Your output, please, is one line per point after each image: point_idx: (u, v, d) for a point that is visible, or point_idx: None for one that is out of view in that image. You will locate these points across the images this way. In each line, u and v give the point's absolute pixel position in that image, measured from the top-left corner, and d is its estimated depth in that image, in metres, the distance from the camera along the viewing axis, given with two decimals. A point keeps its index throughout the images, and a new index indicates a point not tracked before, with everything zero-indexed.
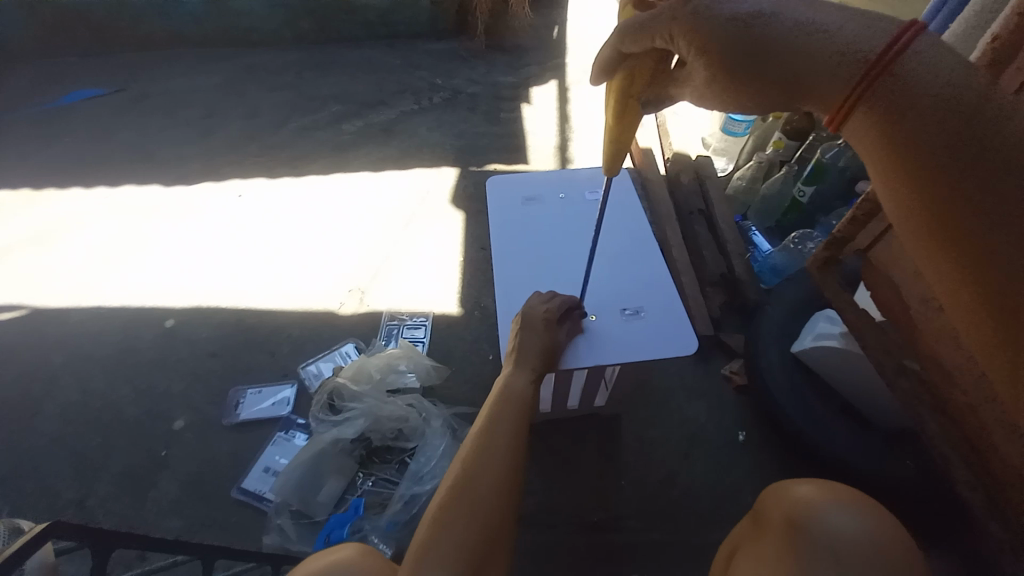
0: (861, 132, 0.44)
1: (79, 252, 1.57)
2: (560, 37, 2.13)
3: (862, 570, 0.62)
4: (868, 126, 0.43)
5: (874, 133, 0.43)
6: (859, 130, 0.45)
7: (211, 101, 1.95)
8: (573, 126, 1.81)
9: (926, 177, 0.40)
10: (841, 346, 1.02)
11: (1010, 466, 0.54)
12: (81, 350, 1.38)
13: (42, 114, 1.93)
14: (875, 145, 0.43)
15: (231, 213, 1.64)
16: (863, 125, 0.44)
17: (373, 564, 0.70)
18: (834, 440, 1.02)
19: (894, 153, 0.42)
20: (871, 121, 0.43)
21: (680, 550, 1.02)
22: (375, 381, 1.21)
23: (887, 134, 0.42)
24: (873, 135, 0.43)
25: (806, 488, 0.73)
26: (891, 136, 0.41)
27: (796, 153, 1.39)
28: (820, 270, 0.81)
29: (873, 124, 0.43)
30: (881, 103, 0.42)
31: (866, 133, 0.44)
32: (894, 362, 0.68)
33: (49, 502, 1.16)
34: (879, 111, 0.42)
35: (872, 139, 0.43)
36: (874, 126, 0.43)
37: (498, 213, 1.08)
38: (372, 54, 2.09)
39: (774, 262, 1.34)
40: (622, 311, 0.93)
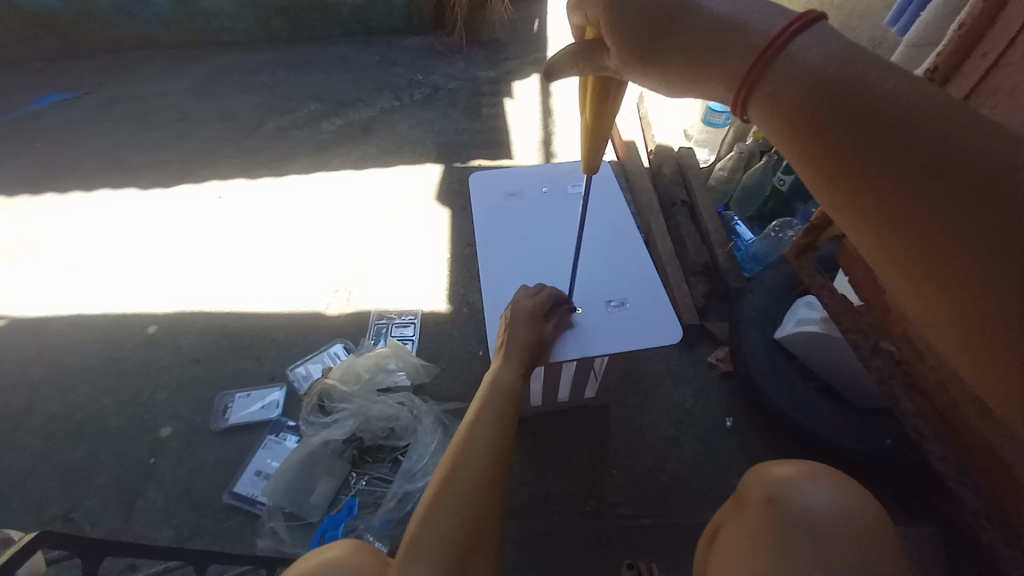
0: (764, 120, 0.40)
1: (55, 261, 1.54)
2: (539, 32, 2.13)
3: (836, 546, 0.65)
4: (770, 111, 0.39)
5: (777, 121, 0.39)
6: (761, 119, 0.41)
7: (186, 103, 1.91)
8: (554, 120, 1.82)
9: (833, 159, 0.36)
10: (822, 331, 1.04)
11: (983, 440, 0.57)
12: (62, 361, 1.35)
13: (12, 121, 1.89)
14: (781, 133, 0.39)
15: (211, 215, 1.62)
16: (763, 113, 0.40)
17: (365, 559, 0.70)
18: (818, 419, 1.04)
19: (795, 137, 0.38)
20: (770, 105, 0.39)
21: (674, 533, 1.04)
22: (364, 381, 1.21)
23: (788, 117, 0.38)
24: (777, 119, 0.39)
25: (783, 467, 0.75)
26: (793, 120, 0.37)
27: (775, 142, 1.41)
28: (798, 257, 0.82)
29: (774, 108, 0.39)
30: (777, 86, 0.38)
31: (771, 121, 0.39)
32: (870, 343, 0.70)
33: (36, 516, 1.14)
34: (776, 94, 0.38)
35: (776, 126, 0.39)
36: (775, 112, 0.39)
37: (482, 209, 1.08)
38: (350, 52, 2.07)
39: (755, 250, 1.36)
40: (607, 303, 0.94)
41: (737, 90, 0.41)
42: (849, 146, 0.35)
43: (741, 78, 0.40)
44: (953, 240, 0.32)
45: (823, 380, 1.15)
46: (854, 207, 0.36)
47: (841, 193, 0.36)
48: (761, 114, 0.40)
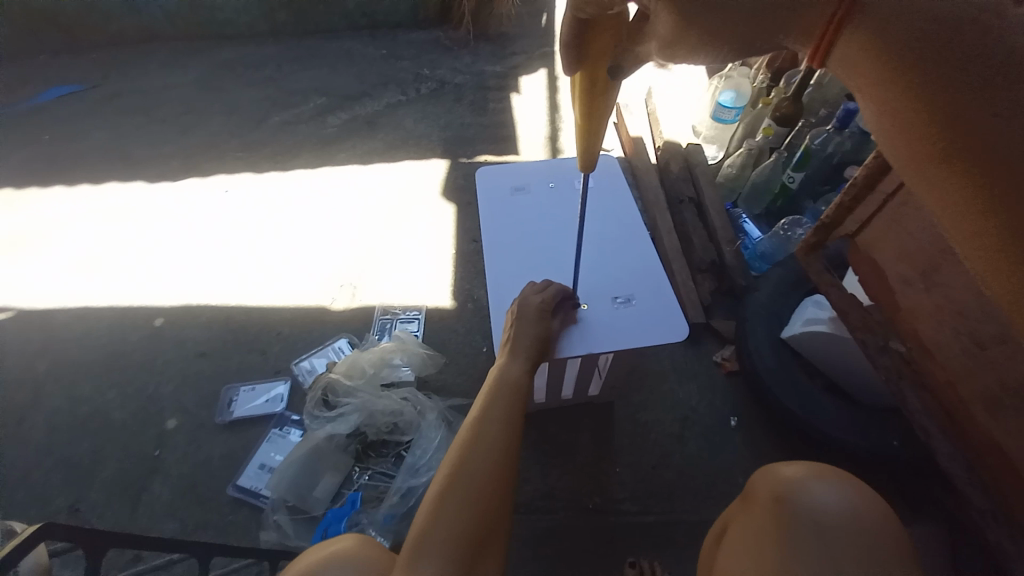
0: (845, 51, 0.29)
1: (61, 254, 1.54)
2: (546, 26, 2.11)
3: (844, 546, 0.64)
4: (859, 42, 0.27)
5: (865, 58, 0.27)
6: (840, 56, 0.29)
7: (191, 97, 1.91)
8: (561, 116, 1.80)
9: (937, 100, 0.24)
10: (830, 330, 1.03)
11: (991, 440, 0.56)
12: (69, 353, 1.36)
13: (19, 114, 1.89)
14: (866, 69, 0.27)
15: (216, 209, 1.62)
16: (847, 44, 0.28)
17: (370, 553, 0.70)
18: (825, 418, 1.03)
19: (872, 76, 0.27)
20: (860, 29, 0.27)
21: (678, 531, 1.04)
22: (368, 376, 1.21)
23: (878, 44, 0.26)
24: (866, 55, 0.27)
25: (791, 467, 0.74)
26: (892, 50, 0.26)
27: (784, 140, 1.40)
28: (807, 254, 0.82)
29: (859, 41, 0.27)
30: (872, 10, 0.26)
31: (854, 55, 0.28)
32: (878, 340, 0.69)
33: (42, 507, 1.15)
34: (865, 11, 0.27)
35: (863, 63, 0.28)
36: (859, 40, 0.27)
37: (487, 205, 1.08)
38: (355, 46, 2.06)
39: (762, 248, 1.35)
40: (613, 299, 0.94)
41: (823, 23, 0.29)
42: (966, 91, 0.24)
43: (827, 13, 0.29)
44: None
45: (830, 379, 1.14)
46: (961, 172, 0.25)
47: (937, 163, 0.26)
48: (844, 51, 0.29)
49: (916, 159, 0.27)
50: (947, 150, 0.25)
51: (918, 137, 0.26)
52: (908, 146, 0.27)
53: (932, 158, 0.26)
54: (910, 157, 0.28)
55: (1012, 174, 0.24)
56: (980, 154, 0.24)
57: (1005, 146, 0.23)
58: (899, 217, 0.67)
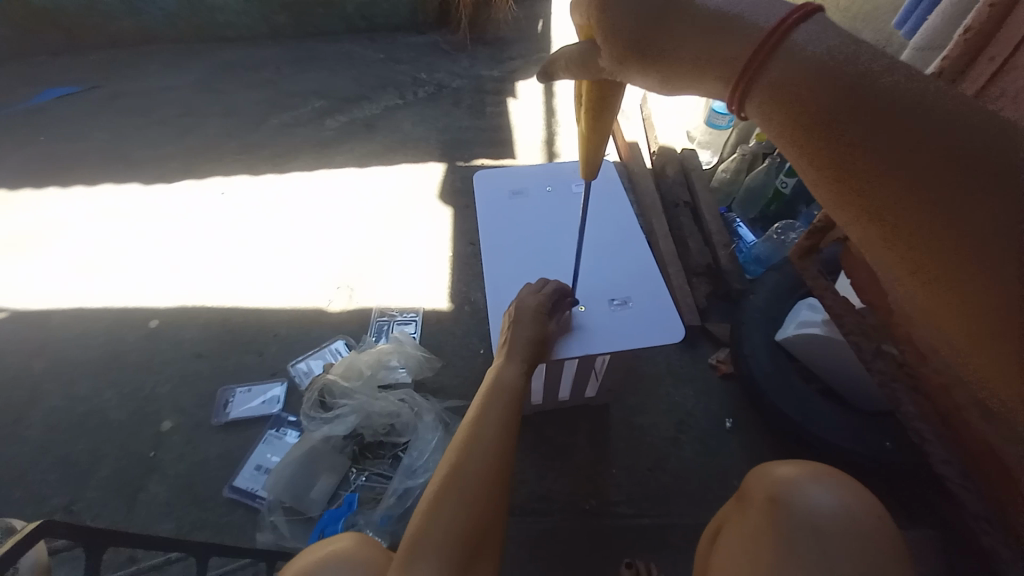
0: (764, 115, 0.41)
1: (57, 254, 1.54)
2: (544, 31, 2.13)
3: (839, 546, 0.65)
4: (770, 106, 0.40)
5: (779, 116, 0.39)
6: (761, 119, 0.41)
7: (189, 98, 1.92)
8: (558, 120, 1.82)
9: (829, 145, 0.36)
10: (823, 333, 1.05)
11: (983, 443, 0.57)
12: (64, 353, 1.36)
13: (15, 114, 1.89)
14: (780, 128, 0.39)
15: (213, 211, 1.62)
16: (764, 109, 0.40)
17: (369, 553, 0.70)
18: (817, 420, 1.05)
19: (791, 133, 0.39)
20: (772, 96, 0.39)
21: (672, 533, 1.04)
22: (366, 377, 1.21)
23: (788, 109, 0.38)
24: (778, 115, 0.39)
25: (785, 467, 0.75)
26: (795, 111, 0.38)
27: (779, 144, 1.40)
28: (801, 259, 0.83)
29: (772, 104, 0.39)
30: (780, 76, 0.38)
31: (771, 116, 0.40)
32: (873, 346, 0.69)
33: (36, 507, 1.14)
34: (777, 85, 0.39)
35: (778, 121, 0.39)
36: (775, 106, 0.39)
37: (486, 207, 1.09)
38: (354, 49, 2.07)
39: (758, 252, 1.36)
40: (611, 301, 0.95)
41: (734, 87, 0.42)
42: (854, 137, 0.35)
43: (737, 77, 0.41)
44: (959, 220, 0.32)
45: (823, 383, 1.16)
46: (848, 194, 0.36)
47: (842, 190, 0.36)
48: (760, 114, 0.41)
49: (820, 187, 0.38)
50: (839, 177, 0.36)
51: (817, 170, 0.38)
52: (814, 177, 0.38)
53: (828, 187, 0.37)
54: (823, 193, 0.38)
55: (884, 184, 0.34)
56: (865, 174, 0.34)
57: (884, 167, 0.34)
58: None
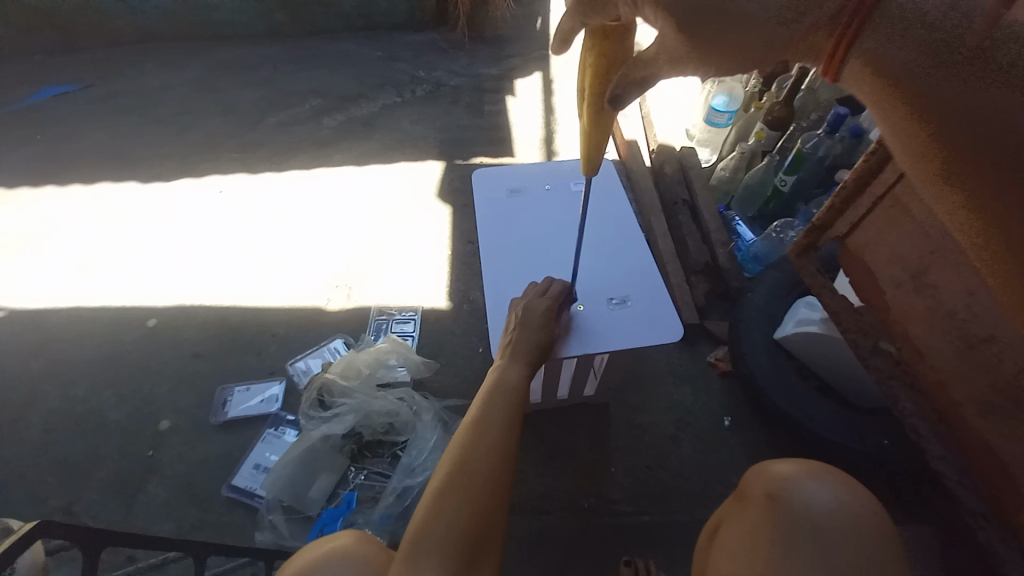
0: (859, 82, 0.42)
1: (56, 255, 1.53)
2: (543, 30, 2.12)
3: (839, 543, 0.65)
4: (865, 74, 0.40)
5: (873, 84, 0.40)
6: (857, 80, 0.42)
7: (186, 97, 1.91)
8: (556, 118, 1.82)
9: (924, 118, 0.37)
10: (821, 332, 1.04)
11: (979, 438, 0.58)
12: (62, 354, 1.35)
13: (12, 113, 1.88)
14: (876, 91, 0.40)
15: (212, 210, 1.61)
16: (859, 75, 0.41)
17: (369, 550, 0.70)
18: (816, 418, 1.05)
19: (879, 93, 0.40)
20: (868, 68, 0.40)
21: (672, 531, 1.05)
22: (364, 376, 1.21)
23: (886, 78, 0.39)
24: (873, 83, 0.40)
25: (784, 464, 0.75)
26: (891, 83, 0.39)
27: (777, 143, 1.40)
28: (799, 257, 0.82)
29: (870, 74, 0.40)
30: (878, 43, 0.39)
31: (868, 83, 0.41)
32: (869, 342, 0.70)
33: (36, 507, 1.14)
34: (873, 61, 0.39)
35: (872, 88, 0.41)
36: (870, 77, 0.40)
37: (484, 205, 1.08)
38: (351, 47, 2.06)
39: (756, 250, 1.36)
40: (609, 300, 0.95)
41: (836, 43, 0.40)
42: (955, 109, 0.35)
43: (837, 38, 0.40)
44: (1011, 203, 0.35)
45: (821, 379, 1.16)
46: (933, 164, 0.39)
47: (929, 158, 0.39)
48: (858, 79, 0.41)
49: (910, 149, 0.40)
50: (929, 151, 0.38)
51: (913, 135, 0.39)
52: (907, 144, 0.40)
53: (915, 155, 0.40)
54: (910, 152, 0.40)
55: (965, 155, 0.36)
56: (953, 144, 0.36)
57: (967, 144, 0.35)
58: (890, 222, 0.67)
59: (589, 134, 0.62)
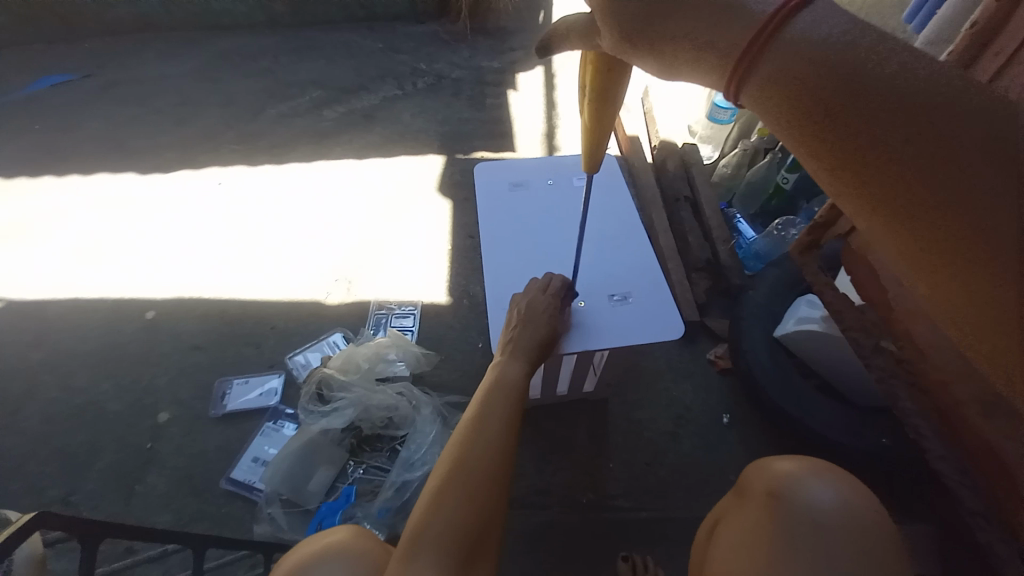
0: (763, 105, 0.36)
1: (55, 245, 1.52)
2: (545, 22, 2.10)
3: (842, 542, 0.65)
4: (766, 96, 0.35)
5: (777, 105, 0.35)
6: (757, 113, 0.37)
7: (185, 87, 1.90)
8: (558, 113, 1.81)
9: (831, 145, 0.32)
10: (822, 329, 1.05)
11: (981, 439, 0.56)
12: (61, 345, 1.35)
13: (11, 102, 1.86)
14: (780, 117, 0.35)
15: (211, 203, 1.61)
16: (763, 98, 0.36)
17: (368, 544, 0.71)
18: (815, 416, 1.05)
19: (788, 119, 0.35)
20: (767, 91, 0.35)
21: (670, 527, 1.05)
22: (364, 371, 1.21)
23: (789, 106, 0.34)
24: (776, 107, 0.35)
25: (786, 462, 0.75)
26: (793, 106, 0.34)
27: (779, 140, 1.39)
28: (802, 254, 0.83)
29: (770, 95, 0.35)
30: (774, 70, 0.34)
31: (765, 113, 0.36)
32: (871, 341, 0.69)
33: (34, 498, 1.14)
34: (769, 83, 0.35)
35: (774, 113, 0.35)
36: (772, 98, 0.35)
37: (485, 200, 1.08)
38: (352, 38, 2.05)
39: (757, 248, 1.36)
40: (610, 296, 0.94)
41: (731, 72, 0.36)
42: (866, 131, 0.31)
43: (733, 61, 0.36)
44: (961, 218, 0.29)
45: (821, 377, 1.16)
46: (864, 193, 0.32)
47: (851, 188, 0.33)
48: (757, 102, 0.36)
49: (825, 176, 0.34)
50: (846, 175, 0.32)
51: (815, 160, 0.34)
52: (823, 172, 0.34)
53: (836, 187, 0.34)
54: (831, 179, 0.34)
55: (894, 172, 0.30)
56: (876, 166, 0.31)
57: (899, 157, 0.30)
58: None
59: (592, 129, 0.61)
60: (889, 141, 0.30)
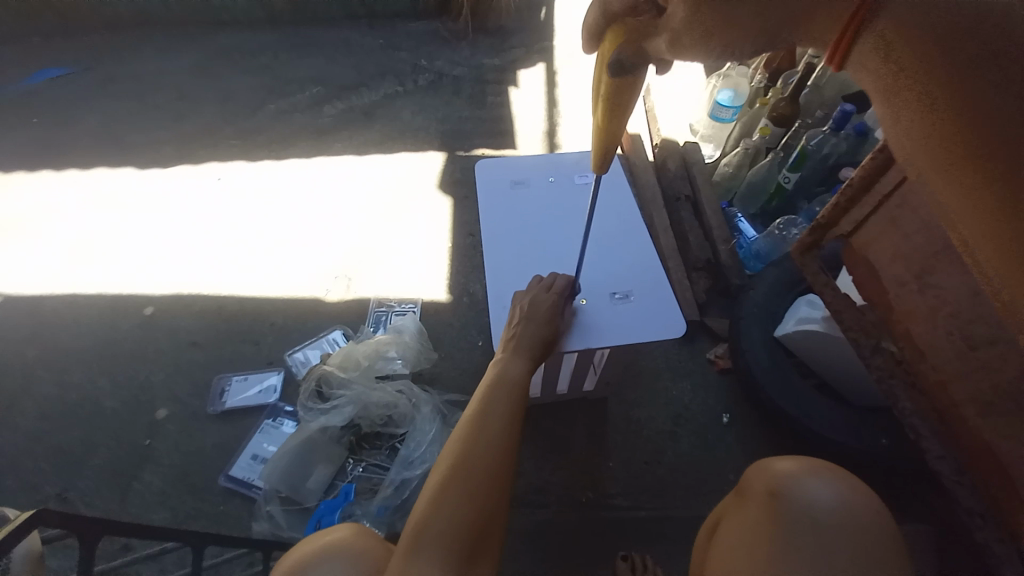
0: (865, 68, 0.25)
1: (52, 240, 1.52)
2: (546, 20, 2.10)
3: (841, 542, 0.65)
4: (874, 54, 0.24)
5: (882, 73, 0.24)
6: (856, 76, 0.26)
7: (184, 82, 1.89)
8: (559, 111, 1.80)
9: (955, 143, 0.22)
10: (822, 329, 1.04)
11: (979, 439, 0.57)
12: (57, 341, 1.34)
13: (8, 95, 1.85)
14: (891, 88, 0.24)
15: (209, 199, 1.60)
16: (868, 58, 0.25)
17: (367, 543, 0.70)
18: (815, 416, 1.05)
19: (894, 94, 0.24)
20: (870, 53, 0.24)
21: (668, 526, 1.05)
22: (363, 368, 1.20)
23: (899, 76, 0.23)
24: (878, 77, 0.25)
25: (786, 462, 0.75)
26: (902, 77, 0.23)
27: (780, 140, 1.40)
28: (802, 255, 0.81)
29: (876, 59, 0.24)
30: (894, 16, 0.23)
31: (868, 77, 0.25)
32: (871, 342, 0.69)
33: (31, 495, 1.14)
34: (887, 30, 0.23)
35: (878, 79, 0.25)
36: (881, 61, 0.24)
37: (486, 198, 1.07)
38: (352, 34, 2.04)
39: (758, 247, 1.36)
40: (611, 295, 0.94)
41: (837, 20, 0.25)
42: (997, 135, 0.20)
43: (846, 8, 0.25)
44: None
45: (821, 377, 1.16)
46: (983, 217, 0.23)
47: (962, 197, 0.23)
48: (862, 65, 0.25)
49: (931, 173, 0.24)
50: (965, 183, 0.23)
51: (928, 159, 0.24)
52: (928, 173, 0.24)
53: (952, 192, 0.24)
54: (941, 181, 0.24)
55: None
56: (1009, 184, 0.21)
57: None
58: (893, 220, 0.67)
59: (603, 131, 0.61)
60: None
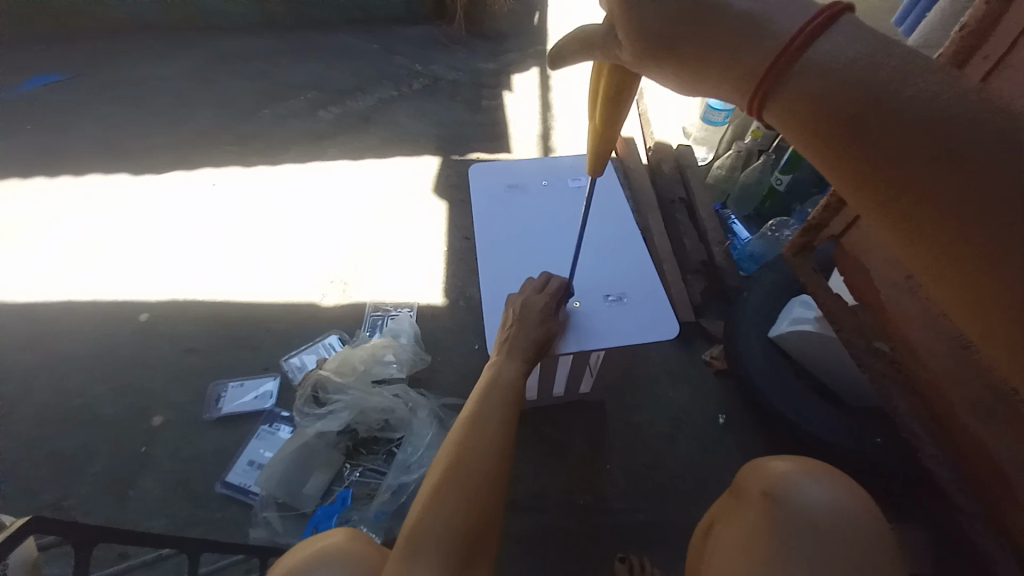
0: (783, 122, 0.38)
1: (48, 247, 1.51)
2: (540, 24, 2.11)
3: (835, 542, 0.65)
4: (787, 115, 0.37)
5: (798, 129, 0.37)
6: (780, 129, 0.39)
7: (180, 88, 1.89)
8: (554, 115, 1.81)
9: (858, 161, 0.34)
10: (816, 330, 1.05)
11: (974, 443, 0.58)
12: (53, 348, 1.34)
13: (2, 102, 1.85)
14: (802, 138, 0.37)
15: (206, 204, 1.60)
16: (784, 115, 0.37)
17: (363, 548, 0.70)
18: (810, 417, 1.06)
19: (808, 141, 0.37)
20: (788, 112, 0.37)
21: (666, 529, 1.05)
22: (359, 373, 1.20)
23: (810, 125, 0.36)
24: (797, 127, 0.37)
25: (781, 463, 0.75)
26: (812, 125, 0.36)
27: (772, 142, 1.41)
28: (796, 255, 0.82)
29: (792, 118, 0.37)
30: (795, 94, 0.36)
31: (789, 130, 0.38)
32: (864, 343, 0.70)
33: (27, 502, 1.13)
34: (793, 101, 0.36)
35: (796, 134, 0.37)
36: (793, 118, 0.37)
37: (480, 202, 1.08)
38: (348, 39, 2.05)
39: (752, 249, 1.37)
40: (606, 298, 0.95)
41: (754, 93, 0.38)
42: (882, 151, 0.33)
43: (758, 79, 0.38)
44: (970, 227, 0.31)
45: (816, 378, 1.17)
46: (882, 206, 0.34)
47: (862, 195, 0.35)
48: (779, 119, 0.38)
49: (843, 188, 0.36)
50: (865, 190, 0.35)
51: (842, 179, 0.36)
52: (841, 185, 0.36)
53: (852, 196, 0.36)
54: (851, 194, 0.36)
55: (915, 189, 0.32)
56: (900, 182, 0.32)
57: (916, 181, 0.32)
58: None
59: (601, 132, 0.62)
60: (912, 158, 0.32)
